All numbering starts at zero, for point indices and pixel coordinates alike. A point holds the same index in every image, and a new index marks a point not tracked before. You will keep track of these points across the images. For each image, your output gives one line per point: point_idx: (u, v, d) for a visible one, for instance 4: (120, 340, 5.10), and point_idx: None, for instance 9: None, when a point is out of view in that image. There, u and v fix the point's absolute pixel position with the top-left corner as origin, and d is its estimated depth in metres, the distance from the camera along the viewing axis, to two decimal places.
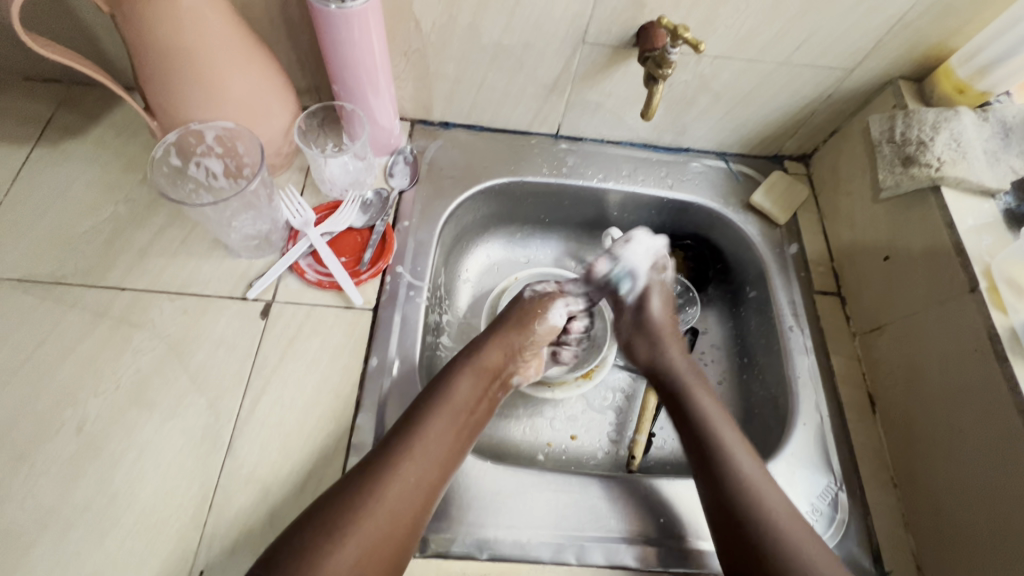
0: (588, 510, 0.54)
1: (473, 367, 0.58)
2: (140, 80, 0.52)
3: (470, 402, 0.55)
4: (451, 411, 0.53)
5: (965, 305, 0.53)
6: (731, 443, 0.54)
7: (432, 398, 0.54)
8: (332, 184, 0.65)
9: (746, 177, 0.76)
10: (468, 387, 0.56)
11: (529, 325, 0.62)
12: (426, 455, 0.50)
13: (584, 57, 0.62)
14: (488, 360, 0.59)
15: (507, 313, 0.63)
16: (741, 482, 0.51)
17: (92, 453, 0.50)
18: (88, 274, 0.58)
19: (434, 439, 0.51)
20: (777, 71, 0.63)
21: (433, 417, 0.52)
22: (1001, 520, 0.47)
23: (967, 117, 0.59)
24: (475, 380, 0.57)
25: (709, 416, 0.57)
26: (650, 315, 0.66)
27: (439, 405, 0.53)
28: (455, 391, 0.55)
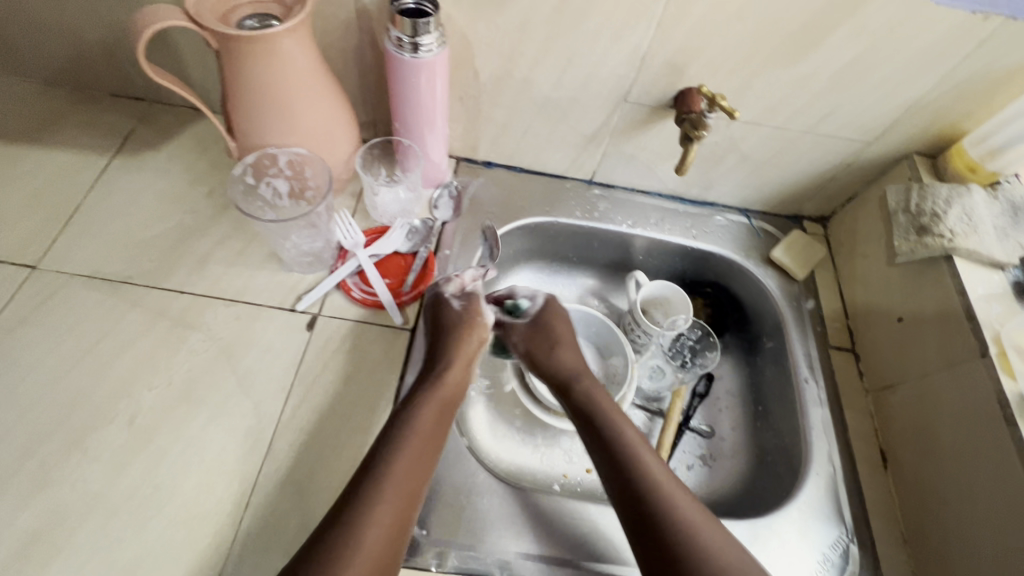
0: (490, 518, 0.55)
1: (437, 397, 0.55)
2: (229, 108, 0.58)
3: (431, 444, 0.52)
4: (411, 457, 0.50)
5: (975, 370, 0.56)
6: (662, 477, 0.53)
7: (389, 442, 0.51)
8: (383, 211, 0.70)
9: (766, 233, 0.80)
10: (423, 417, 0.53)
11: (469, 332, 0.61)
12: (393, 493, 0.48)
13: (624, 114, 0.68)
14: (445, 386, 0.57)
15: (440, 330, 0.60)
16: (679, 524, 0.49)
17: (141, 444, 0.53)
18: (152, 276, 0.63)
19: (401, 472, 0.49)
20: (801, 138, 0.68)
21: (395, 463, 0.49)
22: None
23: (978, 194, 0.63)
24: (434, 414, 0.54)
25: (634, 451, 0.54)
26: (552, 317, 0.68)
27: (395, 450, 0.50)
28: (409, 436, 0.51)
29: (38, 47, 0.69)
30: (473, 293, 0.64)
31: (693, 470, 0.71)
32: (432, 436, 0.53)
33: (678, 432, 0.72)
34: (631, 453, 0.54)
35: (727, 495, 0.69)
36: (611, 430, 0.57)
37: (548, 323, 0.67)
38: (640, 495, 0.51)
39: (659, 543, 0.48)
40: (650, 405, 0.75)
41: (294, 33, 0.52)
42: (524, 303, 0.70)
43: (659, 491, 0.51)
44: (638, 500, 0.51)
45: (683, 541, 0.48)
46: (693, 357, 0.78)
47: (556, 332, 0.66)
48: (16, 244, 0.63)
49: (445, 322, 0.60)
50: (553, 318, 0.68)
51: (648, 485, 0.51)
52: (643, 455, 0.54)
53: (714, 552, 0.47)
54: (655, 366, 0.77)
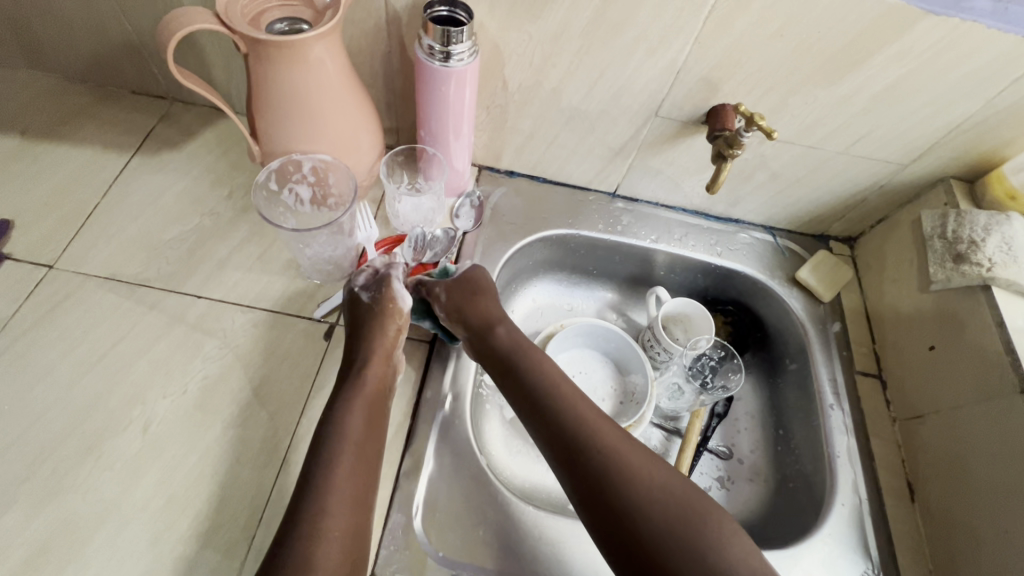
0: (477, 535, 0.53)
1: (361, 399, 0.51)
2: (255, 111, 0.57)
3: (365, 466, 0.48)
4: (349, 493, 0.46)
5: (1014, 406, 0.53)
6: (597, 425, 0.51)
7: (316, 483, 0.45)
8: (404, 219, 0.69)
9: (791, 252, 0.78)
10: (353, 414, 0.50)
11: (382, 323, 0.56)
12: (342, 509, 0.45)
13: (654, 128, 0.66)
14: (369, 380, 0.53)
15: (357, 329, 0.56)
16: (615, 467, 0.48)
17: (155, 453, 0.52)
18: (170, 279, 0.62)
19: (344, 485, 0.46)
20: (834, 159, 0.67)
21: (329, 505, 0.44)
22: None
23: (1018, 223, 0.61)
24: (366, 413, 0.51)
25: (568, 410, 0.52)
26: (469, 278, 0.61)
27: (323, 491, 0.45)
28: (338, 470, 0.46)
29: (63, 43, 0.69)
30: (383, 275, 0.59)
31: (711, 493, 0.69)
32: (364, 441, 0.49)
33: (697, 452, 0.70)
34: (564, 406, 0.52)
35: (745, 521, 0.68)
36: (541, 379, 0.55)
37: (468, 276, 0.61)
38: (575, 445, 0.50)
39: (598, 490, 0.48)
40: (667, 424, 0.74)
41: (324, 38, 0.51)
42: (452, 267, 0.65)
43: (594, 438, 0.50)
44: (574, 451, 0.50)
45: (621, 483, 0.47)
46: (714, 376, 0.75)
47: (474, 282, 0.61)
48: (34, 242, 0.62)
49: (361, 319, 0.56)
50: (478, 274, 0.62)
51: (583, 433, 0.50)
52: (573, 404, 0.53)
53: (652, 489, 0.47)
54: (674, 385, 0.75)
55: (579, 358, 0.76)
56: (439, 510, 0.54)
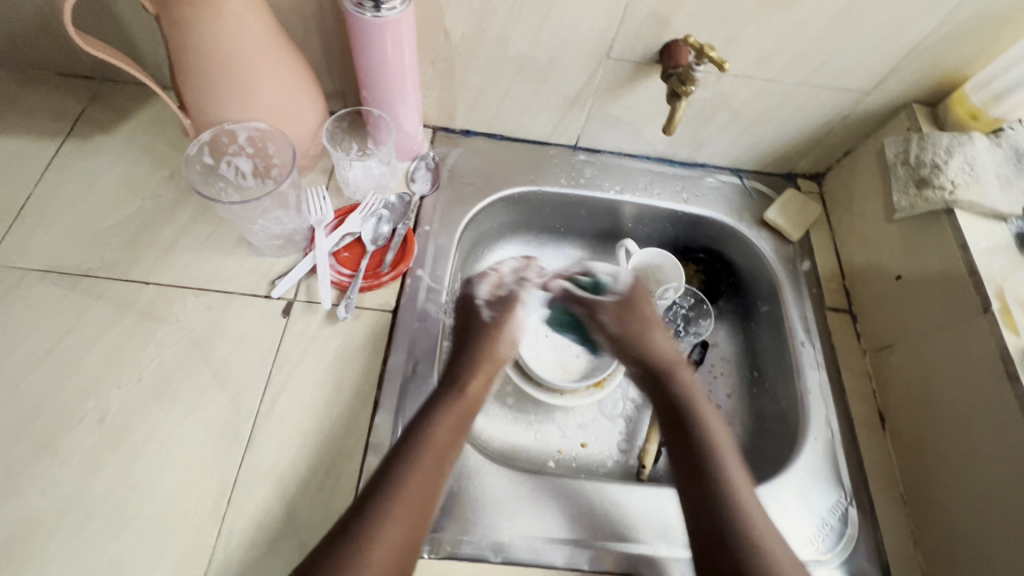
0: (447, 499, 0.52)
1: (453, 411, 0.53)
2: (178, 81, 0.54)
3: (432, 476, 0.49)
4: (411, 497, 0.46)
5: (978, 327, 0.53)
6: (732, 470, 0.52)
7: (387, 480, 0.47)
8: (356, 186, 0.66)
9: (759, 194, 0.77)
10: (438, 432, 0.51)
11: (494, 346, 0.60)
12: (402, 513, 0.46)
13: (608, 72, 0.63)
14: (467, 395, 0.55)
15: (468, 333, 0.60)
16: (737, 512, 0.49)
17: (114, 444, 0.50)
18: (114, 267, 0.59)
19: (410, 492, 0.47)
20: (796, 90, 0.65)
21: (391, 508, 0.45)
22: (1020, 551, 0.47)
23: (980, 142, 0.59)
24: (453, 424, 0.52)
25: (718, 453, 0.53)
26: (637, 306, 0.63)
27: (393, 488, 0.46)
28: (410, 478, 0.47)
29: None
30: (509, 298, 0.63)
31: None
32: (441, 457, 0.50)
33: None
34: (709, 442, 0.53)
35: None
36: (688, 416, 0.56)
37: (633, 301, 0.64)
38: (707, 479, 0.51)
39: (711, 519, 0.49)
40: None
41: None
42: (604, 279, 0.65)
43: (727, 482, 0.50)
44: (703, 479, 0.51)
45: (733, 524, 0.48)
46: (687, 326, 0.75)
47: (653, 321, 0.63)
48: None
49: (474, 327, 0.60)
50: (639, 300, 0.64)
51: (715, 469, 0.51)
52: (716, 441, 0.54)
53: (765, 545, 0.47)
54: None
55: None
56: None
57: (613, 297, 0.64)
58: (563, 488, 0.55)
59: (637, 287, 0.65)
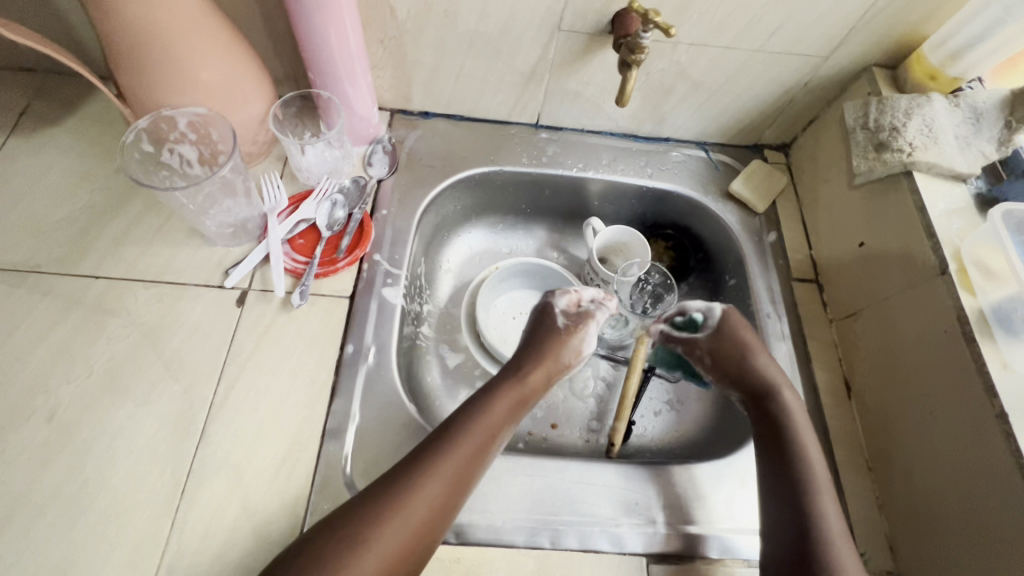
0: None
1: (509, 395, 0.53)
2: (113, 67, 0.53)
3: (473, 455, 0.48)
4: (452, 469, 0.46)
5: (935, 288, 0.52)
6: (823, 495, 0.49)
7: (436, 443, 0.48)
8: (310, 172, 0.65)
9: (725, 166, 0.76)
10: (490, 417, 0.50)
11: (557, 350, 0.56)
12: (445, 476, 0.46)
13: (561, 45, 0.62)
14: (526, 383, 0.54)
15: (536, 332, 0.58)
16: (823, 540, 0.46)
17: (65, 440, 0.50)
18: (62, 262, 0.58)
19: (456, 461, 0.47)
20: (754, 57, 0.63)
21: (435, 470, 0.46)
22: (976, 515, 0.46)
23: (939, 103, 0.58)
24: (507, 407, 0.52)
25: (813, 468, 0.50)
26: (732, 337, 0.57)
27: (438, 454, 0.47)
28: (457, 445, 0.48)
29: None
30: (585, 314, 0.60)
31: (661, 416, 0.70)
32: (485, 435, 0.49)
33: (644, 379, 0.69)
34: (801, 454, 0.51)
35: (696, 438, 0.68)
36: (788, 437, 0.52)
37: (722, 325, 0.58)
38: (797, 485, 0.49)
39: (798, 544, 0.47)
40: (615, 354, 0.73)
41: None
42: (699, 315, 0.59)
43: (814, 498, 0.48)
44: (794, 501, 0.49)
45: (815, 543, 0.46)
46: (655, 303, 0.73)
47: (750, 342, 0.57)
48: None
49: (545, 329, 0.58)
50: (732, 325, 0.58)
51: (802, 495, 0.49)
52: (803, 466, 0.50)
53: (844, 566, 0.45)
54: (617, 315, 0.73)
55: (518, 300, 0.75)
56: (371, 461, 0.52)
57: (704, 332, 0.58)
58: (524, 467, 0.54)
59: (727, 319, 0.58)
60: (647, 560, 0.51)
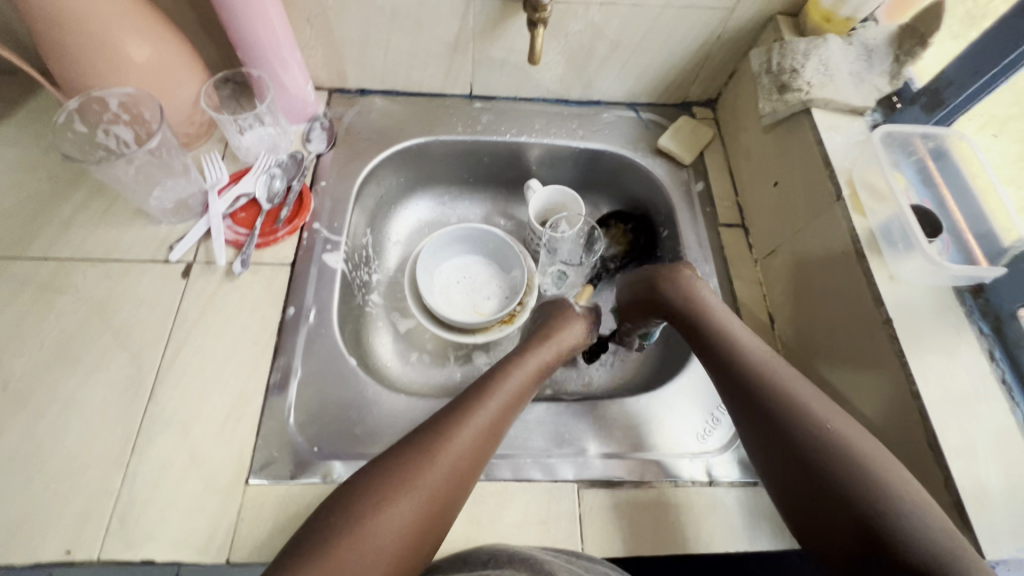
0: (347, 428, 0.55)
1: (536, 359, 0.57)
2: (42, 51, 0.56)
3: (501, 415, 0.51)
4: (481, 421, 0.50)
5: (834, 214, 0.56)
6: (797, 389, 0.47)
7: (469, 399, 0.51)
8: (249, 150, 0.68)
9: (655, 124, 0.79)
10: (512, 387, 0.54)
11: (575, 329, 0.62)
12: (473, 428, 0.49)
13: (478, 12, 0.65)
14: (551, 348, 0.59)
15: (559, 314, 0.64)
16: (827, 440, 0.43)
17: (18, 408, 0.52)
18: (11, 247, 0.61)
19: (485, 416, 0.50)
20: (663, 14, 0.66)
21: (467, 420, 0.49)
22: (874, 418, 0.49)
23: (835, 42, 0.61)
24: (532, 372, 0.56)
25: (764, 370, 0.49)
26: (642, 273, 0.61)
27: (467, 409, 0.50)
28: (486, 400, 0.51)
29: None
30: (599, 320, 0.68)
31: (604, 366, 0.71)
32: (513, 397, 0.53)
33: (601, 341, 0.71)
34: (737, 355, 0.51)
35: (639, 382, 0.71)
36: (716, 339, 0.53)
37: (666, 267, 0.58)
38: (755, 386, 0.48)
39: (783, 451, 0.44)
40: None
41: None
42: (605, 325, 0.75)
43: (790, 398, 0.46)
44: (751, 399, 0.48)
45: (824, 444, 0.43)
46: (587, 253, 0.76)
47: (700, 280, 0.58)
48: None
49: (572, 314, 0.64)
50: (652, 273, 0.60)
51: (788, 397, 0.46)
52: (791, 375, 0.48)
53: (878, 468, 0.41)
54: (558, 272, 0.77)
55: (462, 265, 0.78)
56: (314, 409, 0.56)
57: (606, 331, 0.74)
58: None
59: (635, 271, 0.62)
60: (578, 485, 0.54)
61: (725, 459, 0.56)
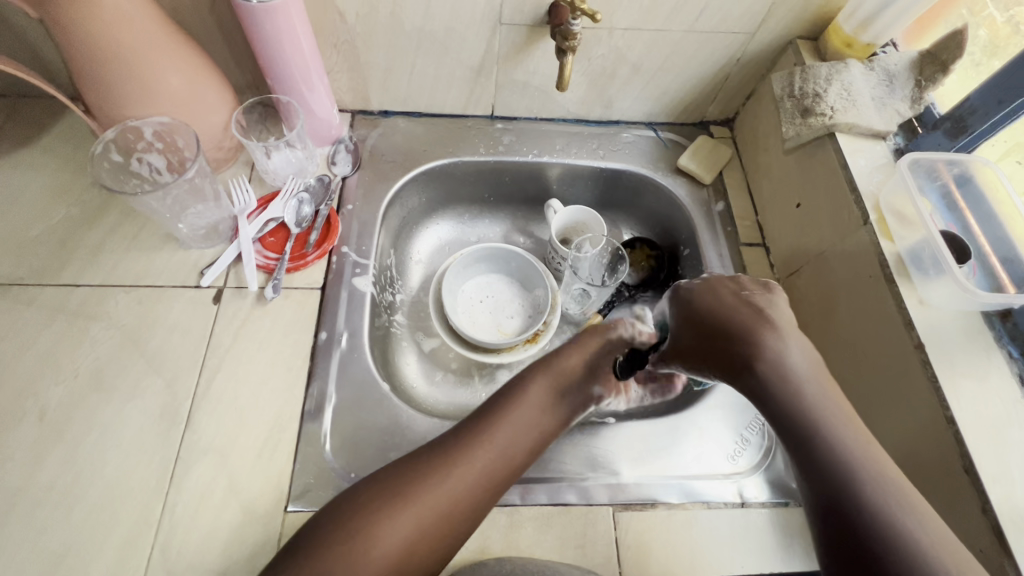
0: (381, 454, 0.56)
1: (554, 373, 0.56)
2: (79, 84, 0.56)
3: (518, 433, 0.52)
4: (496, 441, 0.51)
5: (861, 238, 0.57)
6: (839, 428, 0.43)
7: (487, 420, 0.52)
8: (276, 174, 0.68)
9: (674, 144, 0.80)
10: (524, 408, 0.53)
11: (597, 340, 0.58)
12: (485, 449, 0.50)
13: (504, 38, 0.66)
14: (568, 362, 0.57)
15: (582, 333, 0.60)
16: (832, 445, 0.41)
17: (55, 438, 0.53)
18: (42, 274, 0.61)
19: (499, 439, 0.51)
20: (686, 38, 0.67)
21: (479, 440, 0.51)
22: (905, 440, 0.50)
23: (856, 68, 0.63)
24: (549, 388, 0.55)
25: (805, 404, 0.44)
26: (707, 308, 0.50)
27: (482, 429, 0.51)
28: (501, 420, 0.52)
29: None
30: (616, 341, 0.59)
31: None
32: (531, 413, 0.53)
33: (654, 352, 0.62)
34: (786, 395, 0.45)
35: None
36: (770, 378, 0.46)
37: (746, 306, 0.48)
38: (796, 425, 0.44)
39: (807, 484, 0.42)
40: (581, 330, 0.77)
41: None
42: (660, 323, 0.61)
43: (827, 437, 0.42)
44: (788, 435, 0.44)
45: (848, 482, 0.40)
46: (610, 275, 0.77)
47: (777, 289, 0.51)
48: None
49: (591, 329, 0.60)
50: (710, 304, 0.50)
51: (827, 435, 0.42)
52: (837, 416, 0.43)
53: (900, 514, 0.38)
54: (580, 291, 0.78)
55: (484, 284, 0.79)
56: (349, 433, 0.56)
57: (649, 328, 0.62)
58: None
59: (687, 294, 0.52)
60: (614, 509, 0.54)
61: (756, 479, 0.57)
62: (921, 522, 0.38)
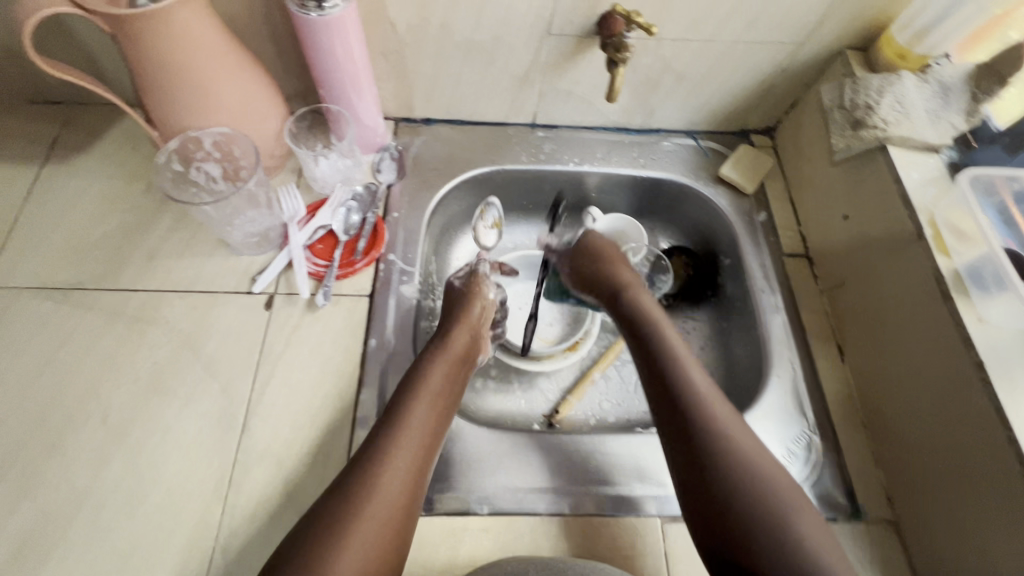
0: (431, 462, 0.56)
1: (444, 354, 0.58)
2: (144, 95, 0.57)
3: (433, 417, 0.53)
4: (416, 434, 0.51)
5: (914, 252, 0.56)
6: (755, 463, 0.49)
7: (390, 417, 0.51)
8: (324, 181, 0.70)
9: (714, 153, 0.80)
10: (430, 396, 0.54)
11: (469, 308, 0.64)
12: (409, 445, 0.50)
13: (551, 48, 0.66)
14: (455, 344, 0.60)
15: (450, 302, 0.66)
16: (746, 475, 0.48)
17: (118, 440, 0.54)
18: (101, 279, 0.62)
19: (415, 433, 0.51)
20: (732, 49, 0.67)
21: (397, 441, 0.49)
22: (959, 458, 0.50)
23: (909, 79, 0.62)
24: (446, 371, 0.57)
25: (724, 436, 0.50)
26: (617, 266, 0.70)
27: (396, 429, 0.50)
28: (410, 414, 0.52)
29: None
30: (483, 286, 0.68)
31: None
32: (441, 397, 0.55)
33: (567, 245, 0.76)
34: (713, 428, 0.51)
35: None
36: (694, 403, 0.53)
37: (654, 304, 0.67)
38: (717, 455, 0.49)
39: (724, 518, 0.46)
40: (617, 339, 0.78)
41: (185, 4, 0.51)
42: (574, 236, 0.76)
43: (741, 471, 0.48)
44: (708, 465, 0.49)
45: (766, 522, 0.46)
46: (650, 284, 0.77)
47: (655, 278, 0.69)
48: None
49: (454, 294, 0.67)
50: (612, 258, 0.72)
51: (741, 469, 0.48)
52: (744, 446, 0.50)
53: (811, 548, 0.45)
54: None
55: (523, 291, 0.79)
56: None
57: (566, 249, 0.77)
58: (557, 442, 0.59)
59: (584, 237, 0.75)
60: (662, 521, 0.55)
61: None
62: (812, 534, 0.46)
